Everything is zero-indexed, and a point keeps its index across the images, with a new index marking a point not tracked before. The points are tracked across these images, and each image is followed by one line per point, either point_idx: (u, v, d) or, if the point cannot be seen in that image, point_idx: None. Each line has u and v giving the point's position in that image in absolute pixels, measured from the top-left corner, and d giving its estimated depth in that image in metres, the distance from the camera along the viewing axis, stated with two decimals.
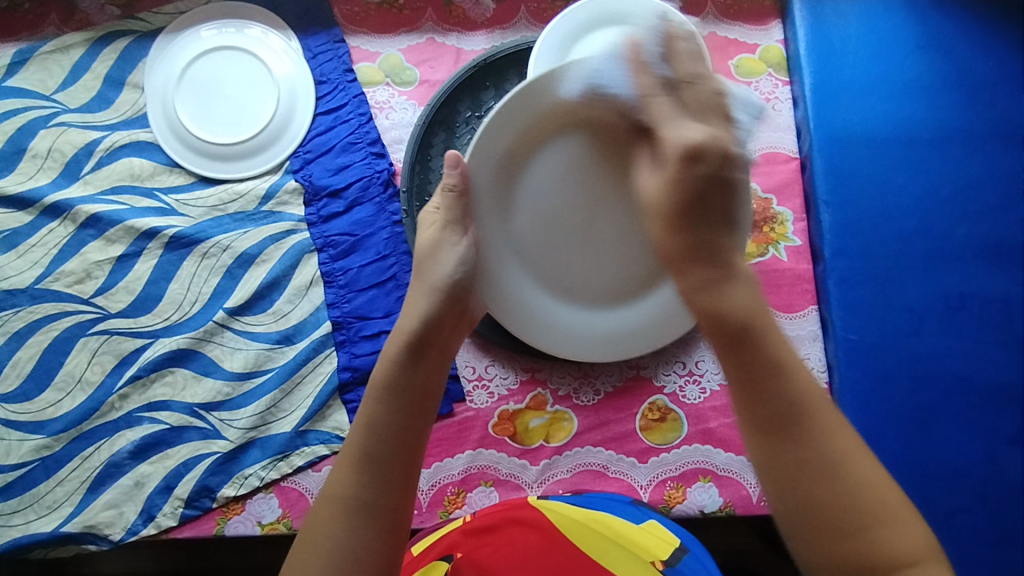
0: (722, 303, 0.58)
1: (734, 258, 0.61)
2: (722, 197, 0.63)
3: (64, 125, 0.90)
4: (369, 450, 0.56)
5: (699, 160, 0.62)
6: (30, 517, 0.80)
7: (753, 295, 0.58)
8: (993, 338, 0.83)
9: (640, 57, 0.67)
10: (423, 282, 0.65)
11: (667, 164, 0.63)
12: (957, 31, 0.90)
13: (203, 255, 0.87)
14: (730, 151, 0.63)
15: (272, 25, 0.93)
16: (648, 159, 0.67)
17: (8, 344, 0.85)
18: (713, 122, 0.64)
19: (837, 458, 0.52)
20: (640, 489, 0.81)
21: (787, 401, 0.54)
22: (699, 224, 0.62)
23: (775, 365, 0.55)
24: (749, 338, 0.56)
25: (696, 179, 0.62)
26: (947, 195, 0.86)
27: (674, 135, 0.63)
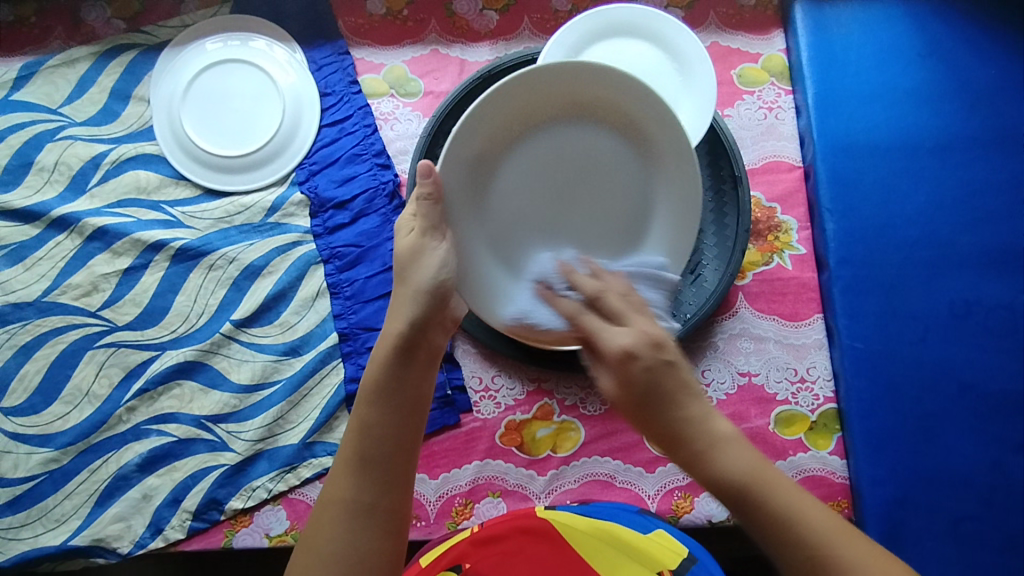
0: (719, 472, 0.49)
1: (692, 403, 0.51)
2: (669, 383, 0.51)
3: (70, 138, 0.90)
4: (366, 452, 0.55)
5: (634, 360, 0.51)
6: (38, 531, 0.80)
7: (714, 434, 0.50)
8: (998, 346, 0.83)
9: (551, 288, 0.61)
10: (406, 287, 0.61)
11: (614, 365, 0.52)
12: (958, 39, 0.90)
13: (210, 267, 0.87)
14: (659, 339, 0.52)
15: (276, 38, 0.94)
16: (596, 369, 0.56)
17: (16, 358, 0.85)
18: (643, 315, 0.59)
19: (815, 549, 0.46)
20: (648, 499, 0.81)
21: (762, 518, 0.48)
22: (660, 411, 0.50)
23: (739, 482, 0.48)
24: (682, 447, 0.50)
25: (640, 383, 0.51)
26: (950, 202, 0.87)
27: (613, 345, 0.53)
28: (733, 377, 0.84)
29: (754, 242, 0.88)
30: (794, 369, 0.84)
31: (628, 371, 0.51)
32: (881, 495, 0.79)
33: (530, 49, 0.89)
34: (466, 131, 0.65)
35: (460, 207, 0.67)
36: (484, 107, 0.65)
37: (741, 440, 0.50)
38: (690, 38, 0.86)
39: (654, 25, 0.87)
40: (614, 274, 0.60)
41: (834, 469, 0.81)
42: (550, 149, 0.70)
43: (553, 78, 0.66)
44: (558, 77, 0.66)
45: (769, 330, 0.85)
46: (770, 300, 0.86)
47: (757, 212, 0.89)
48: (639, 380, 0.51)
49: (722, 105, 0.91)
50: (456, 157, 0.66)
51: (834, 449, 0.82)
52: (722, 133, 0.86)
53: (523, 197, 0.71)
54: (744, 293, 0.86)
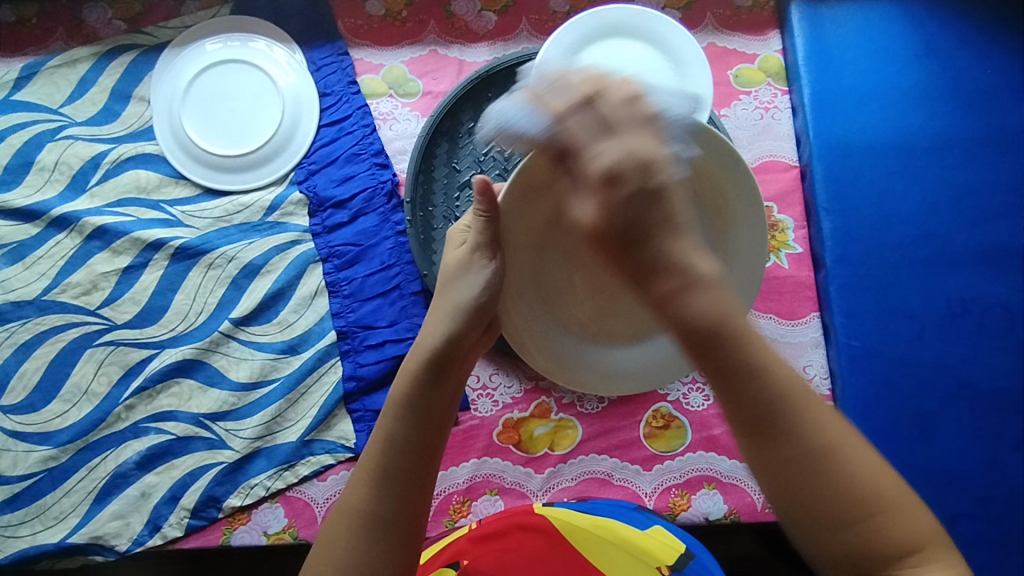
0: (682, 311, 0.45)
1: (672, 241, 0.47)
2: (654, 213, 0.47)
3: (71, 138, 0.91)
4: (387, 465, 0.56)
5: (619, 183, 0.47)
6: (37, 528, 0.81)
7: (674, 259, 0.46)
8: (994, 344, 0.83)
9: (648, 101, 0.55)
10: (446, 302, 0.62)
11: (598, 186, 0.48)
12: (954, 40, 0.91)
13: (209, 265, 0.87)
14: (654, 161, 0.47)
15: (276, 38, 0.94)
16: (575, 194, 0.51)
17: (15, 356, 0.85)
18: (638, 133, 0.49)
19: (786, 403, 0.46)
20: (645, 497, 0.81)
21: (730, 362, 0.45)
22: (631, 245, 0.47)
23: (707, 329, 0.45)
24: (653, 282, 0.47)
25: (618, 217, 0.47)
26: (946, 201, 0.87)
27: (594, 164, 0.49)
28: None
29: None
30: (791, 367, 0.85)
31: (613, 194, 0.47)
32: None
33: (529, 49, 0.90)
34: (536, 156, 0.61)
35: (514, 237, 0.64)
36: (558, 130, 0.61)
37: (730, 291, 0.47)
38: (687, 38, 0.86)
39: (651, 25, 0.88)
40: (620, 82, 0.52)
41: None
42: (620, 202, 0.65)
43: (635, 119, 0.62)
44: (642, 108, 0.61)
45: (766, 328, 0.86)
46: (767, 299, 0.86)
47: None
48: (614, 216, 0.47)
49: (719, 105, 0.92)
50: (522, 178, 0.62)
51: None
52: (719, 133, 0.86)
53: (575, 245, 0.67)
54: None
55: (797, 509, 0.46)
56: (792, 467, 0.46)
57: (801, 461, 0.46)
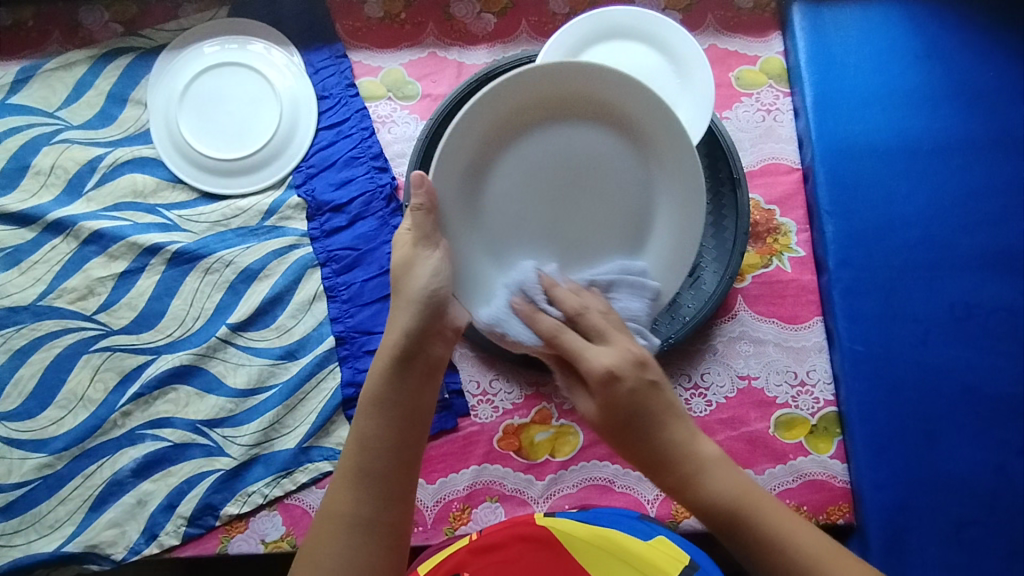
0: (706, 493, 0.54)
1: (674, 429, 0.56)
2: (654, 404, 0.56)
3: (67, 141, 0.90)
4: (366, 465, 0.55)
5: (618, 382, 0.55)
6: (32, 537, 0.80)
7: (690, 459, 0.55)
8: (999, 348, 0.83)
9: (531, 301, 0.61)
10: (401, 298, 0.61)
11: (597, 390, 0.56)
12: (956, 41, 0.90)
13: (206, 270, 0.87)
14: (641, 358, 0.56)
15: (275, 41, 0.94)
16: (580, 386, 0.60)
17: (10, 362, 0.84)
18: (618, 338, 0.58)
19: (805, 566, 0.51)
20: (647, 504, 0.80)
21: (750, 537, 0.53)
22: (640, 433, 0.55)
23: (727, 509, 0.54)
24: (673, 470, 0.55)
25: (624, 403, 0.55)
26: (950, 204, 0.86)
27: (597, 365, 0.56)
28: (732, 381, 0.83)
29: (753, 245, 0.87)
30: (794, 372, 0.84)
31: (613, 390, 0.55)
32: (883, 499, 0.78)
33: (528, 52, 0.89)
34: (454, 142, 0.66)
35: (455, 219, 0.67)
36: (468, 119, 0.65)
37: (729, 468, 0.55)
38: (688, 39, 0.86)
39: (652, 26, 0.87)
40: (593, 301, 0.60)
41: (834, 474, 0.80)
42: (543, 146, 0.69)
43: (528, 86, 0.66)
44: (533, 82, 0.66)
45: (769, 332, 0.85)
46: (769, 303, 0.86)
47: (755, 215, 0.88)
48: (620, 399, 0.55)
49: (720, 107, 0.91)
50: (447, 166, 0.66)
51: (834, 453, 0.81)
52: (721, 135, 0.85)
53: (517, 204, 0.69)
54: (743, 295, 0.86)
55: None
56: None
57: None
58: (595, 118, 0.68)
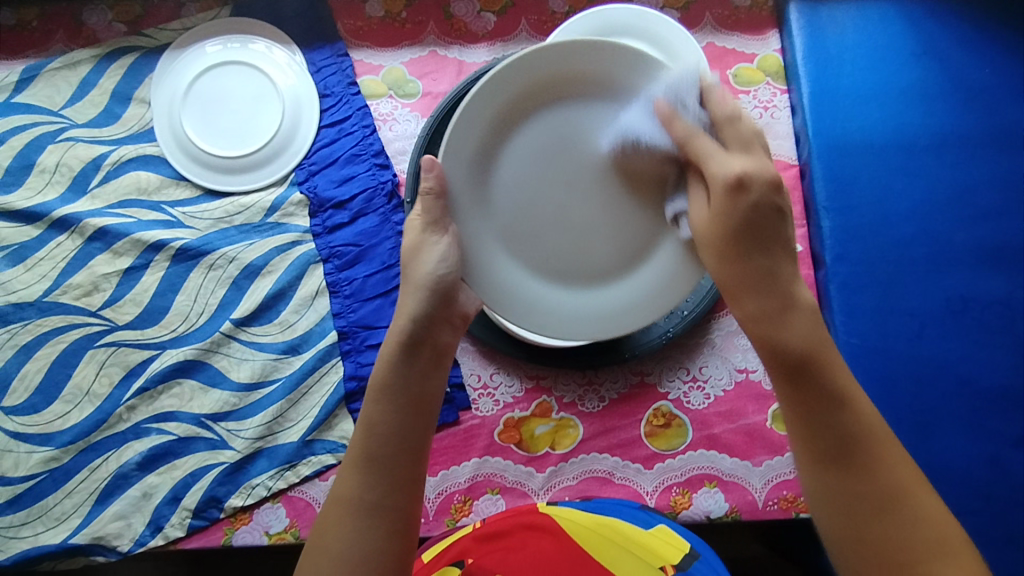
0: (778, 338, 0.56)
1: (784, 265, 0.59)
2: (775, 229, 0.59)
3: (71, 140, 0.91)
4: (371, 450, 0.57)
5: (745, 189, 0.58)
6: (39, 529, 0.81)
7: (786, 302, 0.58)
8: (994, 341, 0.84)
9: (671, 117, 0.62)
10: (409, 284, 0.63)
11: (720, 194, 0.59)
12: (951, 38, 0.91)
13: (210, 266, 0.88)
14: (781, 204, 0.60)
15: (276, 40, 0.95)
16: (698, 189, 0.63)
17: (17, 357, 0.85)
18: (745, 156, 0.61)
19: (862, 436, 0.53)
20: (646, 495, 0.81)
21: (820, 387, 0.54)
22: (752, 250, 0.59)
23: (801, 353, 0.55)
24: (765, 311, 0.57)
25: (737, 216, 0.58)
26: (945, 199, 0.87)
27: (719, 170, 0.59)
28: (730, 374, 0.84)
29: None
30: None
31: (732, 199, 0.58)
32: None
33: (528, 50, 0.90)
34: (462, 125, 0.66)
35: (465, 204, 0.67)
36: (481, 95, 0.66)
37: (813, 325, 0.57)
38: (684, 36, 0.86)
39: (649, 24, 0.88)
40: (741, 108, 0.63)
41: None
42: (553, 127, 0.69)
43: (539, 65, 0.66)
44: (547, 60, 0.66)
45: None
46: None
47: None
48: (731, 223, 0.59)
49: None
50: (458, 150, 0.66)
51: None
52: None
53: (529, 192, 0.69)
54: None
55: (846, 529, 0.52)
56: (852, 488, 0.52)
57: (861, 482, 0.52)
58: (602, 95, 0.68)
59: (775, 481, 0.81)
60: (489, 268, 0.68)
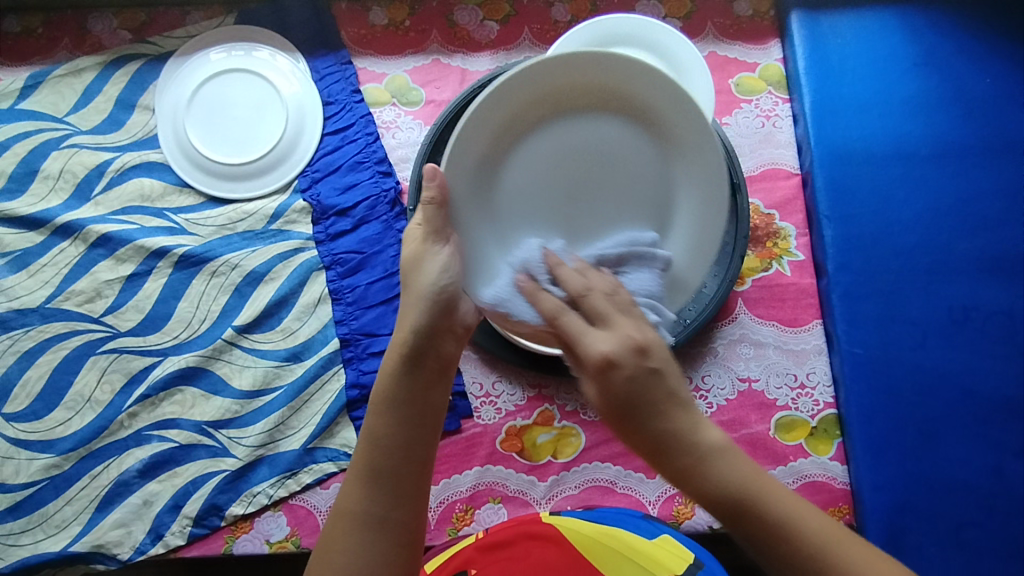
0: (710, 491, 0.48)
1: (679, 415, 0.50)
2: (654, 393, 0.50)
3: (75, 146, 0.91)
4: (377, 464, 0.55)
5: (614, 371, 0.50)
6: (39, 537, 0.81)
7: (693, 457, 0.49)
8: (997, 351, 0.83)
9: (534, 282, 0.57)
10: (410, 295, 0.59)
11: (596, 376, 0.50)
12: (952, 48, 0.91)
13: (213, 273, 0.88)
14: (642, 344, 0.51)
15: (280, 48, 0.95)
16: (577, 373, 0.54)
17: (19, 363, 0.85)
18: (624, 321, 0.52)
19: (820, 566, 0.46)
20: (648, 505, 0.81)
21: (766, 529, 0.47)
22: (639, 423, 0.49)
23: (736, 498, 0.48)
24: (671, 459, 0.49)
25: (619, 396, 0.49)
26: (948, 209, 0.87)
27: (592, 352, 0.51)
28: (733, 383, 0.84)
29: (752, 249, 0.88)
30: (794, 375, 0.85)
31: (607, 380, 0.50)
32: (883, 501, 0.79)
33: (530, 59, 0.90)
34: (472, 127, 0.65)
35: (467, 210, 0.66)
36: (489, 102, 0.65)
37: (727, 461, 0.49)
38: (686, 47, 0.87)
39: (652, 34, 0.88)
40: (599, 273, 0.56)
41: (834, 475, 0.81)
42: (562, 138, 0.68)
43: (552, 74, 0.66)
44: (562, 71, 0.66)
45: (768, 335, 0.86)
46: (769, 306, 0.87)
47: (755, 219, 0.89)
48: (618, 394, 0.50)
49: (720, 113, 0.92)
50: (463, 153, 0.65)
51: (835, 455, 0.82)
52: (722, 140, 0.86)
53: (535, 194, 0.68)
54: (743, 299, 0.87)
55: None
56: None
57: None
58: (607, 109, 0.68)
59: None
60: (487, 266, 0.65)
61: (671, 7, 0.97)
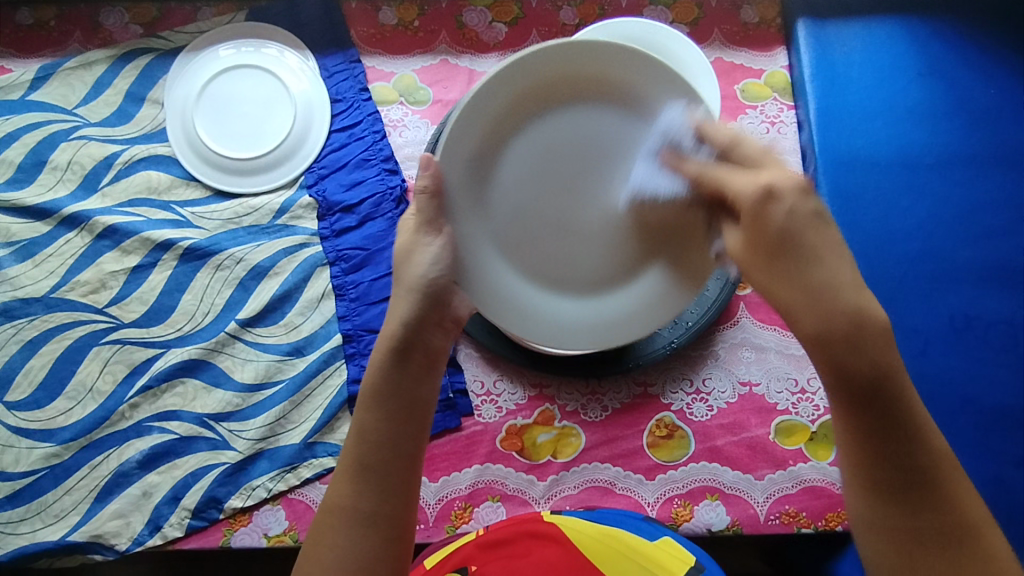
0: (848, 363, 0.51)
1: (818, 270, 0.54)
2: (812, 236, 0.55)
3: (84, 138, 0.92)
4: (364, 456, 0.56)
5: (776, 203, 0.56)
6: (37, 526, 0.80)
7: (808, 285, 0.54)
8: (997, 360, 0.84)
9: (678, 154, 0.65)
10: (401, 286, 0.62)
11: (753, 205, 0.57)
12: (957, 59, 0.92)
13: (218, 266, 0.88)
14: (807, 188, 0.57)
15: (290, 45, 0.96)
16: (727, 224, 0.62)
17: (22, 352, 0.86)
18: (773, 167, 0.59)
19: (923, 468, 0.50)
20: (647, 506, 0.81)
21: (886, 421, 0.51)
22: (789, 258, 0.55)
23: (874, 379, 0.51)
24: (834, 326, 0.52)
25: (776, 229, 0.55)
26: (950, 217, 0.88)
27: (749, 185, 0.58)
28: (733, 387, 0.85)
29: None
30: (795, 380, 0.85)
31: (767, 211, 0.56)
32: None
33: None
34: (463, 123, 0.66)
35: (462, 204, 0.67)
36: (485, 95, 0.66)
37: (867, 297, 0.53)
38: (688, 53, 0.88)
39: (657, 38, 0.89)
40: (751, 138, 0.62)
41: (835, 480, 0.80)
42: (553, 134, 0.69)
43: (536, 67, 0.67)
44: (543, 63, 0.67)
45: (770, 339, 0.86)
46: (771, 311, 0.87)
47: None
48: (773, 229, 0.56)
49: (726, 118, 0.93)
50: (455, 151, 0.66)
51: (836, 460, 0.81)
52: None
53: (525, 187, 0.69)
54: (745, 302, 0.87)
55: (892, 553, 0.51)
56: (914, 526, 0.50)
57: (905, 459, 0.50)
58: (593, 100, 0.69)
59: (777, 495, 0.80)
60: (486, 272, 0.68)
61: (678, 12, 0.98)
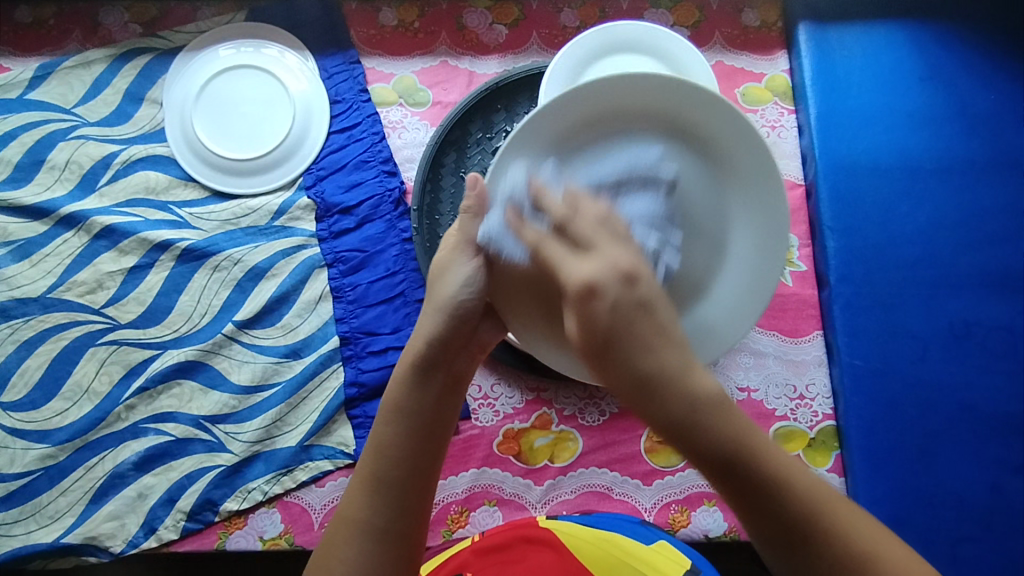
0: (697, 448, 0.46)
1: (664, 354, 0.46)
2: (642, 325, 0.46)
3: (82, 138, 0.91)
4: (379, 474, 0.55)
5: (596, 299, 0.46)
6: (31, 527, 0.80)
7: (645, 390, 0.46)
8: (997, 367, 0.83)
9: (520, 212, 0.54)
10: (429, 305, 0.58)
11: (574, 305, 0.47)
12: (958, 64, 0.92)
13: (215, 268, 0.88)
14: (631, 273, 0.47)
15: (290, 46, 0.96)
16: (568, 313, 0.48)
17: (17, 352, 0.85)
18: (614, 246, 0.49)
19: (815, 523, 0.45)
20: (644, 512, 0.80)
21: (747, 484, 0.45)
22: (609, 357, 0.46)
23: (726, 454, 0.45)
24: (653, 395, 0.45)
25: (602, 326, 0.46)
26: (951, 223, 0.87)
27: (574, 277, 0.48)
28: (732, 392, 0.84)
29: None
30: (794, 386, 0.84)
31: (592, 310, 0.46)
32: (880, 515, 0.78)
33: (538, 63, 0.91)
34: (515, 151, 0.59)
35: None
36: (528, 131, 0.58)
37: (722, 408, 0.46)
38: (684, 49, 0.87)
39: (655, 39, 0.88)
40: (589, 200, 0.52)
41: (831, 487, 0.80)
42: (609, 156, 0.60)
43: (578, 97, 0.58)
44: (592, 92, 0.58)
45: (769, 345, 0.86)
46: (770, 316, 0.87)
47: None
48: (601, 330, 0.46)
49: None
50: (499, 175, 0.59)
51: (832, 468, 0.81)
52: None
53: None
54: None
55: None
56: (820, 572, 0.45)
57: (798, 554, 0.45)
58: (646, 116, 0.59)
59: None
60: (531, 318, 0.63)
61: (679, 15, 0.97)
